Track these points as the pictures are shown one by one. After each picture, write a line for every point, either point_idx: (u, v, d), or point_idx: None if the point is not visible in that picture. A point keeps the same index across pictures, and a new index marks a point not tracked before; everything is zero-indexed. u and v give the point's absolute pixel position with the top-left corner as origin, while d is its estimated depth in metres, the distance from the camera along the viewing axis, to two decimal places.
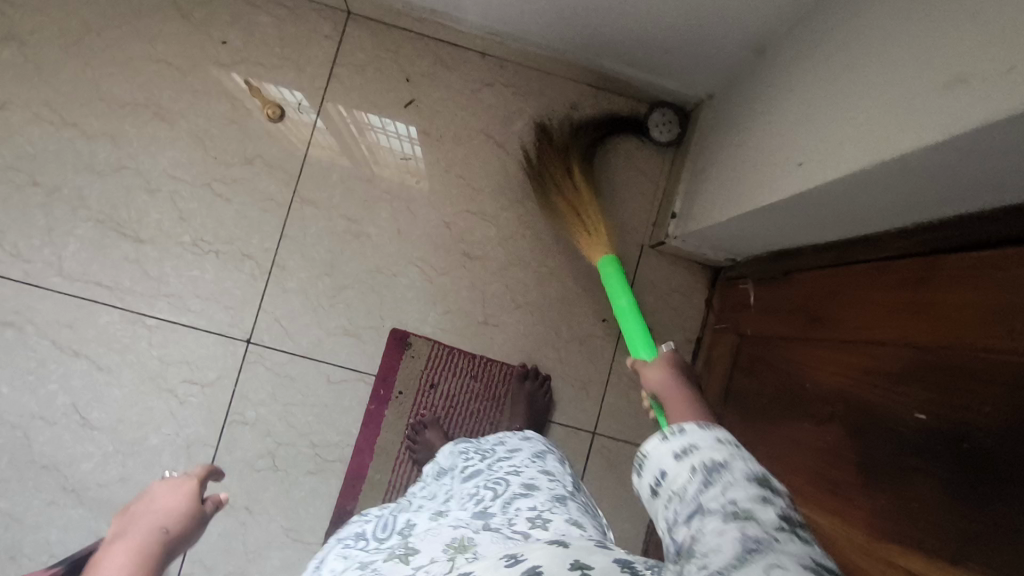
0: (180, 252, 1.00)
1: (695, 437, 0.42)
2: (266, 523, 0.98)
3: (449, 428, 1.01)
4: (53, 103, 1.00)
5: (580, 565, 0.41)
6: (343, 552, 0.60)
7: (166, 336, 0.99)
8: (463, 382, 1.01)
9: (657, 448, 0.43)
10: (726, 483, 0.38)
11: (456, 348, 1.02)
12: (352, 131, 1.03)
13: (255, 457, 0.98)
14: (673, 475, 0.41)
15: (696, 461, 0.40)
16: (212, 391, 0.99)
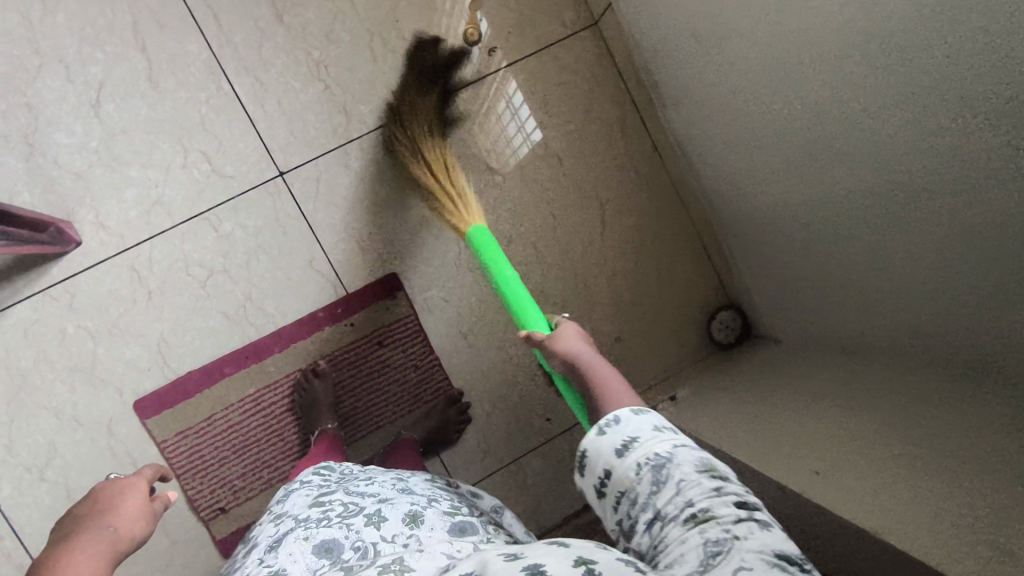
0: (299, 58, 0.96)
1: (629, 431, 0.52)
2: (151, 317, 0.93)
3: (359, 386, 0.98)
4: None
5: (583, 560, 0.40)
6: (297, 535, 0.53)
7: (224, 107, 0.94)
8: (405, 362, 0.99)
9: (595, 442, 0.52)
10: (675, 476, 0.48)
11: (424, 333, 1.00)
12: (503, 111, 1.02)
13: (195, 262, 0.94)
14: (618, 466, 0.50)
15: (637, 454, 0.50)
16: (215, 181, 0.94)
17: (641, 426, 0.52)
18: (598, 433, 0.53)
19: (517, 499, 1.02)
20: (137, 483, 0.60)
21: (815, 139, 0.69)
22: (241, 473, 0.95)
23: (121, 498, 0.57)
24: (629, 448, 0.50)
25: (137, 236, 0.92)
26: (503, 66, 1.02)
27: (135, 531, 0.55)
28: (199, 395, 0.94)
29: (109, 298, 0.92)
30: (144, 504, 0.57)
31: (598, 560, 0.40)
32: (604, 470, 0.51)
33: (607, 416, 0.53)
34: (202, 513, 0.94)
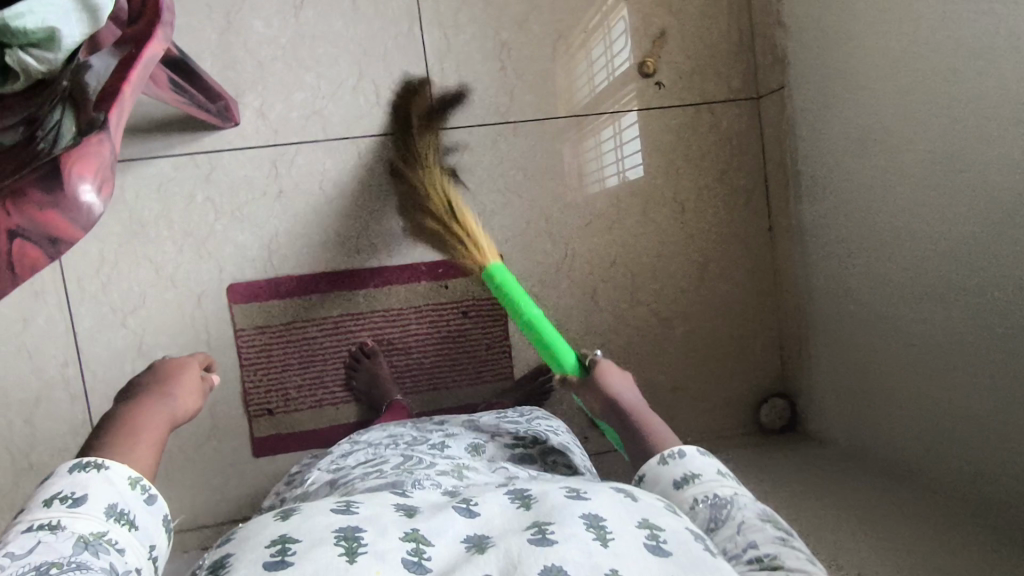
0: (488, 32, 1.01)
1: (694, 465, 0.58)
2: (273, 215, 0.97)
3: (431, 345, 1.02)
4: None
5: (649, 525, 0.44)
6: (367, 451, 0.68)
7: (407, 51, 0.99)
8: (478, 338, 1.03)
9: (658, 470, 0.59)
10: (734, 516, 0.53)
11: (505, 318, 1.04)
12: (609, 138, 1.06)
13: (330, 180, 0.98)
14: (673, 494, 0.57)
15: (697, 489, 0.56)
16: (374, 114, 0.99)
17: (706, 467, 0.58)
18: (657, 463, 0.60)
19: None
20: (188, 362, 0.65)
21: (949, 278, 0.74)
22: (298, 384, 0.99)
23: (178, 372, 0.62)
24: (689, 482, 0.56)
25: (288, 137, 0.97)
26: (657, 106, 1.06)
27: (189, 406, 0.60)
28: (288, 300, 0.98)
29: (244, 184, 0.96)
30: (197, 383, 0.63)
31: (664, 529, 0.44)
32: (659, 494, 0.58)
33: (674, 448, 0.60)
34: (251, 407, 0.98)
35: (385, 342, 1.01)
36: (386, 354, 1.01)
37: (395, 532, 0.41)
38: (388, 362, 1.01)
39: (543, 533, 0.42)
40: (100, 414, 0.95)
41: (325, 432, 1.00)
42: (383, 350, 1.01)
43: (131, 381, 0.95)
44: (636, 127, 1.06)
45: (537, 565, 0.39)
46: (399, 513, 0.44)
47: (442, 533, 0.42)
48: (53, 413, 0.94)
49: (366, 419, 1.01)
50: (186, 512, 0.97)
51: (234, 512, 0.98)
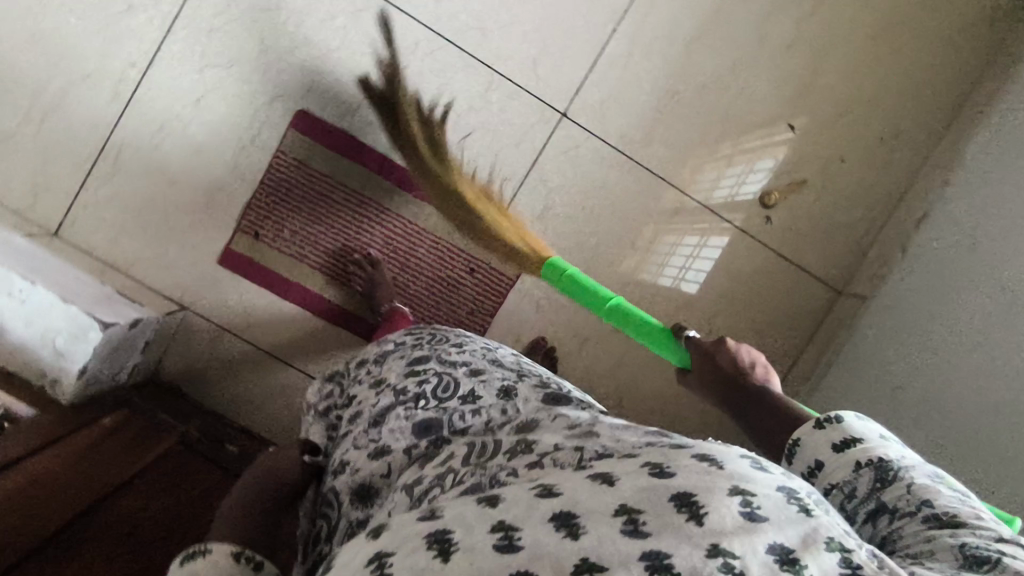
0: (666, 73, 1.00)
1: (856, 429, 0.51)
2: (384, 79, 0.98)
3: (424, 279, 1.01)
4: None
5: (740, 489, 0.34)
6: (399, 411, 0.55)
7: (591, 35, 0.99)
8: (466, 303, 1.02)
9: (812, 437, 0.53)
10: (898, 475, 0.46)
11: (499, 303, 1.03)
12: (688, 247, 1.05)
13: (450, 88, 0.98)
14: (832, 458, 0.50)
15: (861, 453, 0.49)
16: (525, 64, 0.99)
17: (867, 429, 0.51)
18: (813, 429, 0.54)
19: None
20: None
21: None
22: (294, 230, 0.98)
23: None
24: (849, 447, 0.50)
25: (445, 28, 0.97)
26: (752, 236, 1.05)
27: None
28: (339, 156, 0.98)
29: (382, 37, 0.97)
30: None
31: (756, 493, 0.35)
32: (814, 460, 0.52)
33: (826, 412, 0.54)
34: (244, 221, 0.98)
35: (389, 249, 1.00)
36: (383, 258, 1.00)
37: (480, 525, 0.34)
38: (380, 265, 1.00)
39: (636, 524, 0.33)
40: (128, 124, 0.95)
41: (284, 283, 0.99)
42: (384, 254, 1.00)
43: (172, 119, 0.96)
44: (716, 252, 1.05)
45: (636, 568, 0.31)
46: (481, 507, 0.36)
47: (530, 517, 0.34)
48: (92, 95, 0.95)
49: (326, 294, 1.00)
50: (132, 254, 0.98)
51: (167, 284, 0.99)
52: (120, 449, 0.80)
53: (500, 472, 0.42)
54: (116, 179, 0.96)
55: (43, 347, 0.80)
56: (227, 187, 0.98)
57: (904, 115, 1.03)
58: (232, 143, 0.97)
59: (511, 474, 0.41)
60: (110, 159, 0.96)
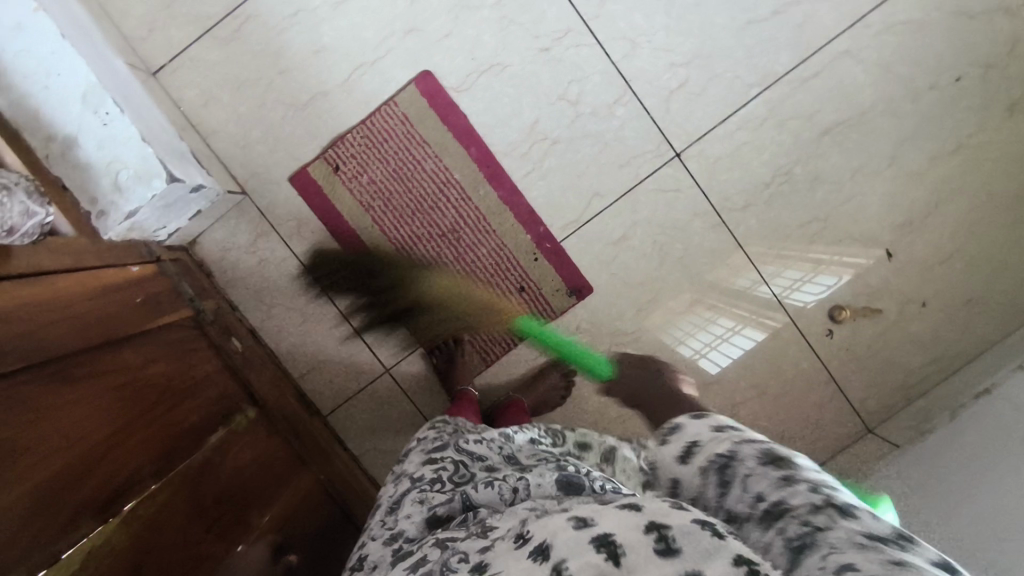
0: (790, 153, 0.98)
1: (694, 433, 0.52)
2: (521, 52, 0.95)
3: (474, 275, 0.99)
4: (996, 148, 0.97)
5: (657, 527, 0.38)
6: (415, 496, 0.60)
7: (733, 90, 0.97)
8: (505, 315, 1.00)
9: (663, 447, 0.53)
10: (740, 472, 0.46)
11: (537, 328, 1.01)
12: (720, 328, 1.01)
13: (579, 86, 0.96)
14: (684, 472, 0.50)
15: (703, 457, 0.50)
16: (660, 92, 0.97)
17: (706, 428, 0.52)
18: (657, 444, 0.54)
19: (387, 429, 1.01)
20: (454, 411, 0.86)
21: None
22: (373, 180, 0.97)
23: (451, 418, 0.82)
24: (693, 454, 0.50)
25: (597, 28, 0.95)
26: (806, 343, 1.02)
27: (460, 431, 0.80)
28: (444, 124, 0.96)
29: (536, 12, 0.95)
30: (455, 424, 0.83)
31: (674, 526, 0.38)
32: (668, 478, 0.51)
33: (670, 425, 0.55)
34: (330, 147, 0.96)
35: (454, 236, 0.98)
36: (444, 242, 0.98)
37: None
38: (439, 249, 0.98)
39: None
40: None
41: (343, 223, 0.97)
42: (446, 239, 0.98)
43: (307, 11, 0.94)
44: (748, 342, 1.02)
45: None
46: None
47: None
48: None
49: (378, 246, 0.98)
50: (217, 122, 0.96)
51: (237, 163, 0.97)
52: (138, 301, 0.77)
53: (452, 557, 0.46)
54: (231, 46, 0.95)
55: (105, 173, 0.78)
56: (331, 95, 0.96)
57: (1000, 285, 1.00)
58: (353, 57, 0.95)
59: (461, 560, 0.45)
60: (234, 24, 0.95)
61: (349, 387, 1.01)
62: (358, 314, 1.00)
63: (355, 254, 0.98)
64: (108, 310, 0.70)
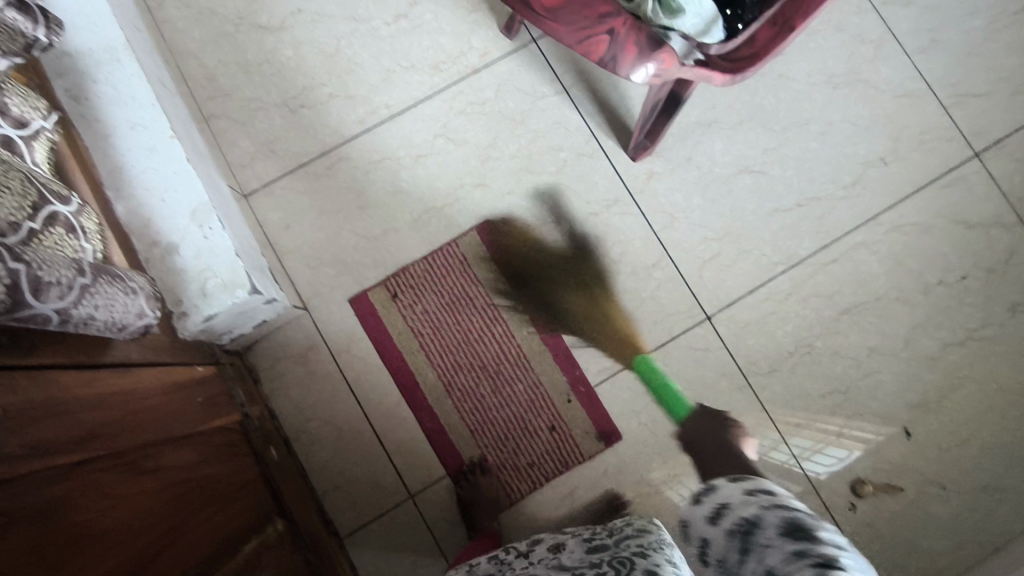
0: (811, 327, 1.06)
1: (724, 497, 0.71)
2: (573, 215, 1.08)
3: (509, 410, 1.03)
4: (1002, 343, 1.05)
5: None
6: None
7: (759, 265, 1.07)
8: (535, 453, 1.02)
9: (696, 510, 0.73)
10: (758, 537, 0.60)
11: (564, 471, 1.02)
12: None
13: (622, 247, 1.07)
14: (710, 530, 0.67)
15: (729, 519, 0.66)
16: (693, 260, 1.07)
17: (733, 489, 0.72)
18: (694, 504, 0.74)
19: (399, 560, 0.99)
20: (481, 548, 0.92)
21: None
22: (426, 310, 1.04)
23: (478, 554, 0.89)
24: (719, 515, 0.68)
25: (641, 201, 1.08)
26: (829, 514, 1.02)
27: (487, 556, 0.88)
28: (498, 267, 1.06)
29: (589, 182, 1.09)
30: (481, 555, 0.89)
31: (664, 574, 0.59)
32: (699, 535, 0.69)
33: (700, 495, 0.76)
34: (391, 277, 1.05)
35: (494, 369, 1.03)
36: (484, 375, 1.03)
37: None
38: (478, 381, 1.03)
39: None
40: (357, 147, 1.09)
41: (391, 346, 1.04)
42: (486, 372, 1.03)
43: (392, 159, 1.08)
44: None
45: None
46: None
47: None
48: (345, 113, 1.09)
49: (421, 372, 1.03)
50: (292, 242, 1.06)
51: (304, 281, 1.05)
52: (198, 400, 0.80)
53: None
54: (320, 180, 1.08)
55: (195, 278, 0.85)
56: (399, 231, 1.07)
57: (1018, 474, 1.02)
58: (425, 202, 1.07)
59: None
60: (326, 163, 1.08)
61: (368, 508, 1.00)
62: (390, 436, 1.02)
63: (398, 378, 1.03)
64: (174, 406, 0.74)
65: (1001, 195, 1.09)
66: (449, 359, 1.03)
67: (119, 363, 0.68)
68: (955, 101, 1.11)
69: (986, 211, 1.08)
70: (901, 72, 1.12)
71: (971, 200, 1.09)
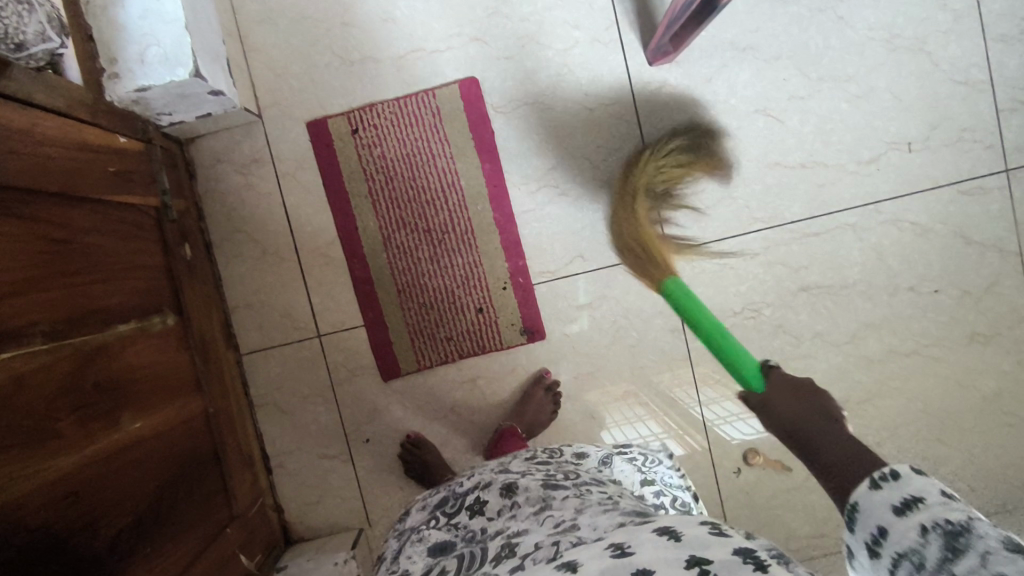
0: (767, 294, 1.01)
1: (923, 491, 0.50)
2: (567, 103, 0.99)
3: (441, 281, 0.99)
4: (947, 366, 1.02)
5: (697, 563, 0.45)
6: (414, 540, 0.65)
7: (739, 216, 1.00)
8: (454, 330, 1.00)
9: (875, 496, 0.53)
10: (974, 546, 0.44)
11: (478, 354, 1.01)
12: (643, 429, 1.02)
13: (607, 154, 0.99)
14: (896, 523, 0.50)
15: (924, 517, 0.48)
16: (674, 189, 1.00)
17: (931, 488, 0.50)
18: (871, 488, 0.54)
19: (293, 391, 1.00)
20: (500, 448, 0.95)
21: None
22: (384, 156, 0.97)
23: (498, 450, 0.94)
24: (913, 512, 0.49)
25: (643, 111, 0.99)
26: (714, 472, 1.03)
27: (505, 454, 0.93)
28: (470, 133, 0.98)
29: (595, 74, 0.98)
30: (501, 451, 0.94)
31: (712, 559, 0.45)
32: (877, 525, 0.51)
33: (885, 470, 0.54)
34: (357, 110, 0.97)
35: (437, 235, 0.98)
36: (426, 239, 0.98)
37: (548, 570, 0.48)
38: (418, 243, 0.98)
39: (620, 551, 0.48)
40: None
41: (338, 180, 0.98)
42: (429, 236, 0.98)
43: None
44: None
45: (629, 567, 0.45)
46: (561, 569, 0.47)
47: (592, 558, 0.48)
48: None
49: (362, 217, 0.98)
50: (263, 41, 0.97)
51: (265, 88, 0.97)
52: (110, 170, 0.75)
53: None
54: None
55: (135, 42, 0.78)
56: (378, 64, 0.97)
57: None
58: (414, 41, 0.97)
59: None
60: None
61: (275, 335, 0.99)
62: (315, 272, 0.99)
63: (337, 217, 0.98)
64: (80, 166, 0.69)
65: (1015, 220, 1.00)
66: (394, 212, 0.98)
67: (15, 98, 0.62)
68: (1012, 106, 1.00)
69: (990, 233, 1.01)
70: (969, 56, 0.99)
71: (981, 216, 1.01)
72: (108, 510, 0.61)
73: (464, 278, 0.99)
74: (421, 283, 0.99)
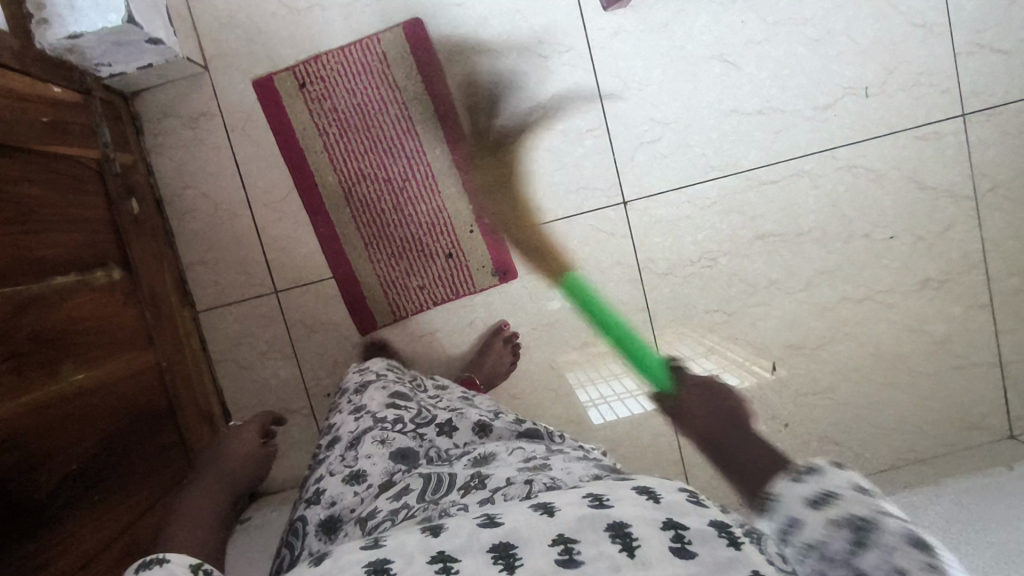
0: (724, 243, 1.02)
1: (840, 486, 0.51)
2: (520, 51, 0.97)
3: (405, 230, 0.98)
4: (900, 311, 1.04)
5: (671, 525, 0.44)
6: (375, 436, 0.65)
7: (696, 164, 1.00)
8: (423, 277, 0.99)
9: (797, 486, 0.54)
10: (881, 540, 0.46)
11: (448, 301, 1.01)
12: (603, 379, 1.03)
13: (562, 104, 0.98)
14: (804, 515, 0.51)
15: (835, 511, 0.49)
16: (630, 138, 0.99)
17: (845, 485, 0.52)
18: (795, 482, 0.54)
19: (252, 346, 1.00)
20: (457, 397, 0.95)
21: None
22: (336, 107, 0.96)
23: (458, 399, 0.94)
24: (825, 504, 0.50)
25: (598, 59, 0.98)
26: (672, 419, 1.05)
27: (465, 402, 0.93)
28: (424, 82, 0.96)
29: (549, 22, 0.97)
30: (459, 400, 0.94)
31: (688, 523, 0.44)
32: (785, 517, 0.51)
33: (814, 466, 0.55)
34: (305, 61, 0.95)
35: (399, 184, 0.97)
36: (387, 188, 0.97)
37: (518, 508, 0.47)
38: (379, 192, 0.97)
39: (598, 501, 0.47)
40: None
41: (290, 132, 0.96)
42: (390, 185, 0.97)
43: None
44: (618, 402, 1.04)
45: (602, 521, 0.44)
46: (538, 511, 0.46)
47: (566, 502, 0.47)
48: None
49: (319, 169, 0.97)
50: None
51: (210, 38, 0.95)
52: (42, 121, 0.73)
53: (453, 506, 0.51)
54: None
55: None
56: (325, 11, 0.95)
57: (860, 433, 1.06)
58: None
59: (461, 508, 0.51)
60: None
61: (231, 290, 0.99)
62: (269, 226, 0.98)
63: (292, 169, 0.97)
64: (5, 115, 0.67)
65: (968, 165, 1.01)
66: (351, 163, 0.97)
67: None
68: (969, 49, 0.99)
69: (944, 178, 1.01)
70: None
71: (936, 162, 1.01)
72: (50, 457, 0.62)
73: (430, 225, 0.98)
74: (387, 232, 0.98)
